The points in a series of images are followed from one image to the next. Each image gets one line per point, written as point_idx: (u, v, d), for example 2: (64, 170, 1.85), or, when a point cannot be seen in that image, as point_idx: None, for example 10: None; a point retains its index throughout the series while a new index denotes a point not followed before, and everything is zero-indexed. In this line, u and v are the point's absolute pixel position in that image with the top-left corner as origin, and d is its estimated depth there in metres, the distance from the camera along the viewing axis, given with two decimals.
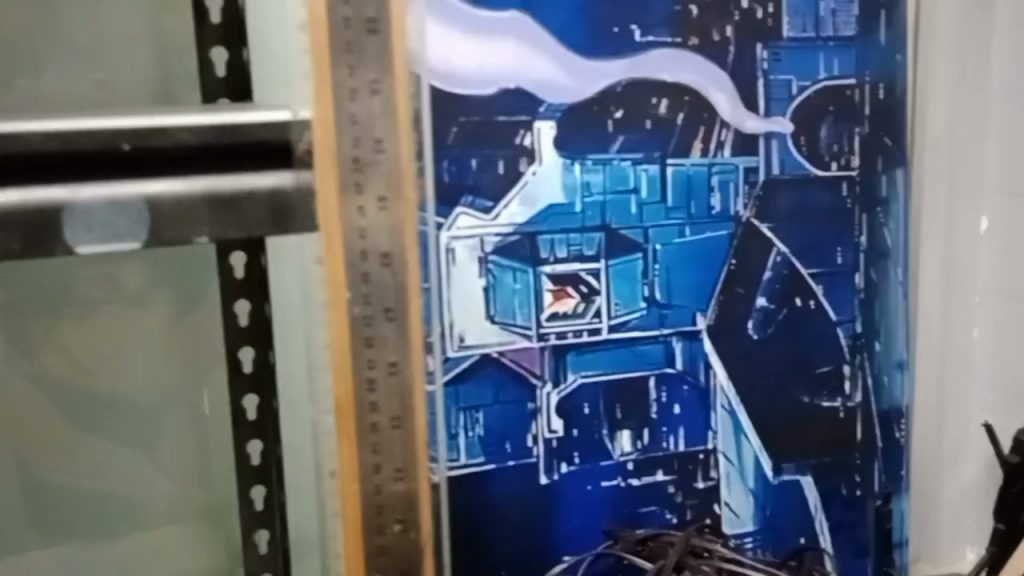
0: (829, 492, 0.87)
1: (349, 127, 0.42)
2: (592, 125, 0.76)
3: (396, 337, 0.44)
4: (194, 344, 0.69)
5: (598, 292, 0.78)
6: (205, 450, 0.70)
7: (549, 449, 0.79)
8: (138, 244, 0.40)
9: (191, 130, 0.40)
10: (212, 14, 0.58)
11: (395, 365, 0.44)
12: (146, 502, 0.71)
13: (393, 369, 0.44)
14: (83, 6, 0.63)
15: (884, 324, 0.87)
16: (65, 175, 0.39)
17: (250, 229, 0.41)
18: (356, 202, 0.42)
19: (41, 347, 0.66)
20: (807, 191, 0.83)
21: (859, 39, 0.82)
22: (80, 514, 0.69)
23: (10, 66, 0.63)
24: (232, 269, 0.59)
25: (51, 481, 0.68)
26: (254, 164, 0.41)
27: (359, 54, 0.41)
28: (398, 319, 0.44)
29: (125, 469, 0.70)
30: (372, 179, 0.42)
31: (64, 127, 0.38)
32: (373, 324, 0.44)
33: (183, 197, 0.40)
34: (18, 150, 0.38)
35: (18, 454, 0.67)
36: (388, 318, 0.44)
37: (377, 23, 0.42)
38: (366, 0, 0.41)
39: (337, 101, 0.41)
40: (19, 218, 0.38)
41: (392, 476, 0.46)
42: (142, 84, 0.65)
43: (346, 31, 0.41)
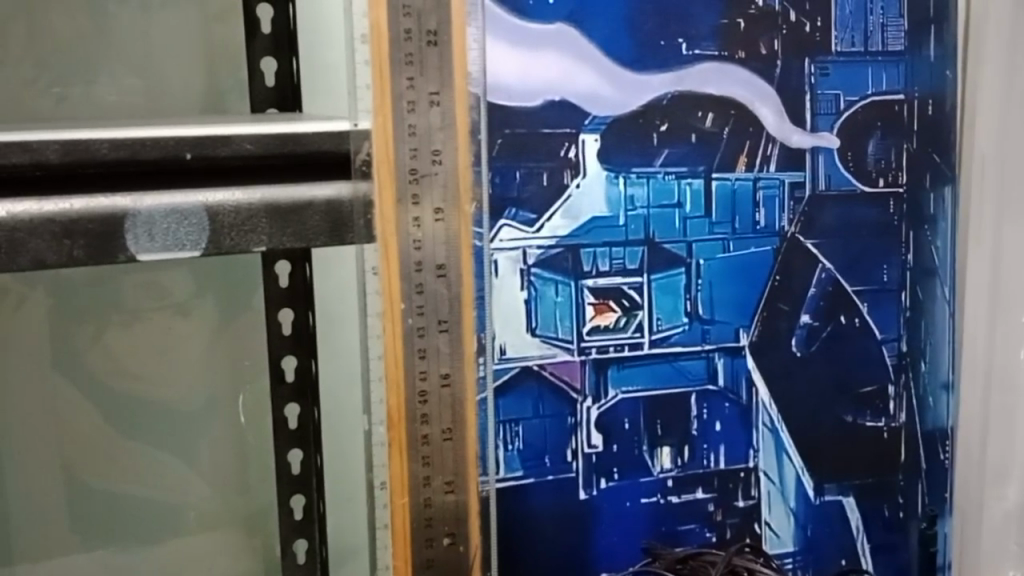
0: (871, 513, 0.86)
1: (408, 137, 0.60)
2: (636, 138, 0.75)
3: (447, 348, 0.63)
4: (234, 352, 0.81)
5: (640, 306, 0.77)
6: (241, 455, 0.83)
7: (588, 464, 0.78)
8: (198, 250, 0.51)
9: (250, 142, 0.51)
10: (263, 26, 0.74)
11: (445, 376, 0.63)
12: (180, 500, 0.82)
13: (443, 380, 0.63)
14: (136, 19, 0.75)
15: (930, 342, 0.85)
16: (133, 186, 0.50)
17: (309, 236, 0.53)
18: (412, 213, 0.61)
19: (90, 355, 0.78)
20: (853, 207, 0.82)
21: (908, 54, 0.81)
22: (120, 507, 0.81)
23: (68, 75, 0.74)
24: (278, 278, 0.73)
25: (93, 480, 0.80)
26: (304, 178, 0.53)
27: (417, 64, 0.60)
28: (448, 332, 0.63)
29: (161, 468, 0.81)
30: (425, 194, 0.61)
31: (129, 140, 0.49)
32: (426, 336, 0.63)
33: (242, 208, 0.52)
34: (86, 159, 0.48)
35: (63, 456, 0.79)
36: (441, 330, 0.63)
37: (435, 35, 0.61)
38: (426, 20, 0.60)
39: (399, 111, 0.60)
40: (90, 225, 0.49)
41: (441, 433, 0.64)
42: (189, 86, 0.77)
43: (407, 42, 0.60)
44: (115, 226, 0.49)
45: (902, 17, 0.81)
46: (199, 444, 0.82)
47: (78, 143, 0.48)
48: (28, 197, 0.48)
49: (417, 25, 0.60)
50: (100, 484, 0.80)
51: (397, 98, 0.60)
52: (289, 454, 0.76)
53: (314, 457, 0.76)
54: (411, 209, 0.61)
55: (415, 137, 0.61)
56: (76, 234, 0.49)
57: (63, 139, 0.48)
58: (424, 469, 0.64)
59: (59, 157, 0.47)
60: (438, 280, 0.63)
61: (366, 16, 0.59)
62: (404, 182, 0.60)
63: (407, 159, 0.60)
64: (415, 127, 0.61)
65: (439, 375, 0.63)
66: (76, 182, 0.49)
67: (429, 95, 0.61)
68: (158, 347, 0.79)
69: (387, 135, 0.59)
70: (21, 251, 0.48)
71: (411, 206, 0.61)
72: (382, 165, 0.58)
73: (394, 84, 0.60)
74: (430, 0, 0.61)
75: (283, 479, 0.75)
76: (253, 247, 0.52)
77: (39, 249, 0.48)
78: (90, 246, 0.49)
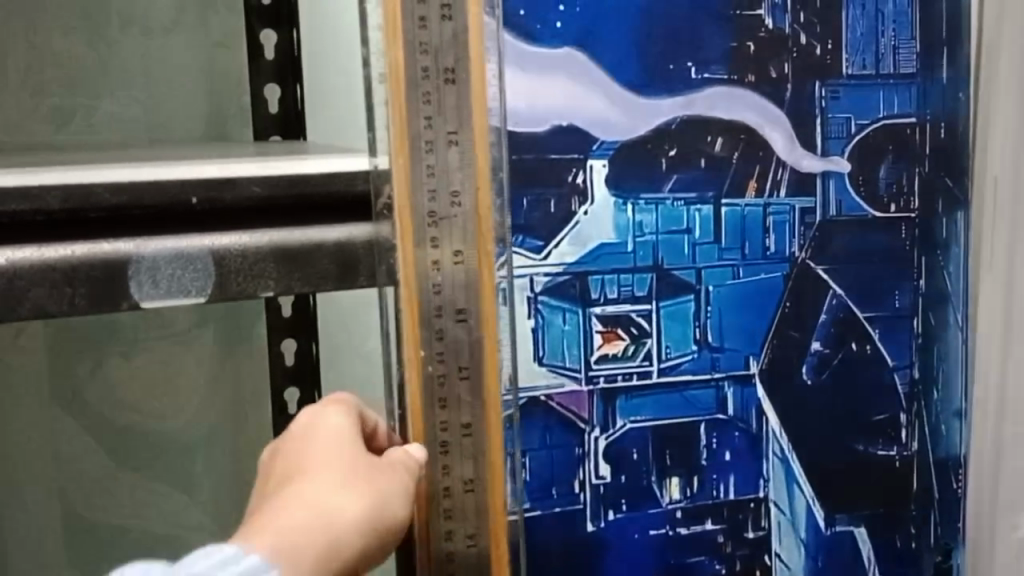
0: (883, 544, 0.84)
1: (428, 178, 0.55)
2: (645, 163, 0.74)
3: (470, 396, 0.56)
4: (237, 382, 0.81)
5: (649, 334, 0.76)
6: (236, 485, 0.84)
7: (595, 496, 0.76)
8: (204, 296, 0.51)
9: (260, 185, 0.51)
10: (267, 53, 0.80)
11: (468, 425, 0.57)
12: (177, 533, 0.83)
13: (467, 428, 0.57)
14: (137, 43, 0.79)
15: (943, 370, 0.84)
16: (136, 228, 0.50)
17: (317, 281, 0.53)
18: (433, 255, 0.56)
19: (88, 385, 0.80)
20: (864, 233, 0.80)
21: (920, 76, 0.80)
22: (116, 539, 0.82)
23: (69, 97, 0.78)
24: (281, 308, 0.78)
25: (89, 510, 0.81)
26: (318, 219, 0.54)
27: (436, 103, 0.54)
28: (470, 377, 0.57)
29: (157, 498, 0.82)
30: (447, 236, 0.56)
31: (133, 183, 0.49)
32: (448, 384, 0.56)
33: (248, 252, 0.52)
34: (93, 203, 0.48)
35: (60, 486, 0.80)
36: (462, 376, 0.57)
37: (454, 73, 0.54)
38: (445, 54, 0.54)
39: (418, 152, 0.54)
40: (91, 272, 0.49)
41: (462, 487, 0.57)
42: (191, 112, 0.81)
43: (427, 80, 0.54)
44: (117, 271, 0.50)
45: (914, 40, 0.80)
46: (196, 471, 0.83)
47: (80, 189, 0.48)
48: (29, 243, 0.48)
49: (435, 62, 0.54)
50: (96, 514, 0.81)
51: (414, 137, 0.54)
52: None
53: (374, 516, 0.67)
54: (429, 252, 0.55)
55: (436, 176, 0.55)
56: (78, 281, 0.49)
57: (65, 190, 0.47)
58: (447, 523, 0.57)
59: (60, 203, 0.47)
60: (459, 325, 0.56)
61: (384, 54, 0.54)
62: (421, 223, 0.55)
63: (425, 202, 0.55)
64: (433, 168, 0.55)
65: (461, 425, 0.57)
66: (78, 227, 0.49)
67: (448, 133, 0.55)
68: (156, 378, 0.81)
69: (406, 176, 0.54)
70: (22, 301, 0.48)
71: (429, 249, 0.55)
72: (403, 208, 0.54)
73: (410, 124, 0.54)
74: (448, 33, 0.54)
75: None
76: (261, 292, 0.52)
77: (39, 299, 0.48)
78: (92, 295, 0.49)
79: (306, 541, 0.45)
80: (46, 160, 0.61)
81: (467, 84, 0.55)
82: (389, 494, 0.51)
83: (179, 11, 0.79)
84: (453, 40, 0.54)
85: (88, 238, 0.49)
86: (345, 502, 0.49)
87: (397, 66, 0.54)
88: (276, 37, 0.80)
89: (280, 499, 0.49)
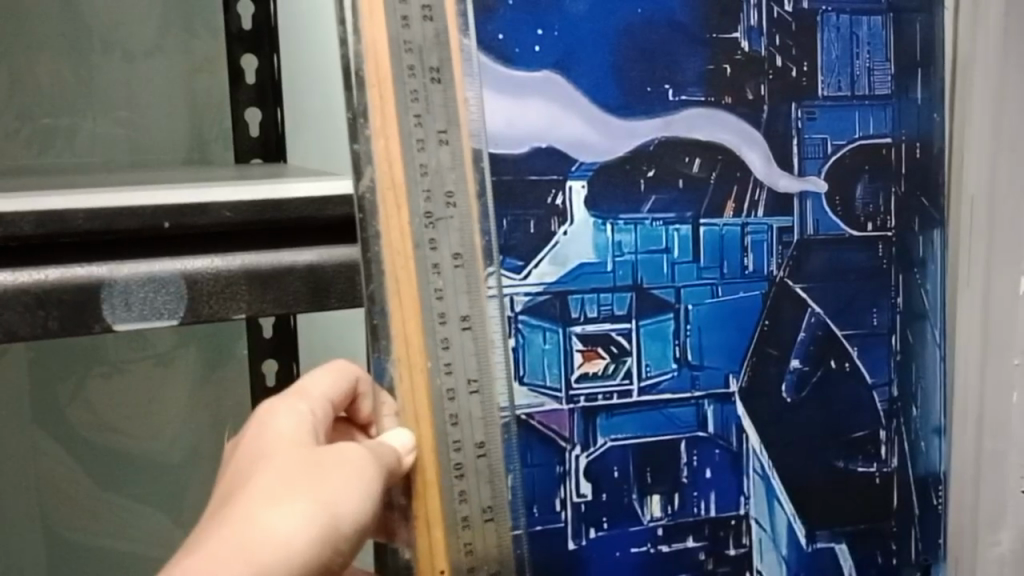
0: (866, 561, 0.84)
1: (421, 174, 0.68)
2: (624, 184, 0.75)
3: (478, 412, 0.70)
4: (219, 396, 0.91)
5: (629, 352, 0.76)
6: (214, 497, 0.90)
7: (577, 513, 0.75)
8: (175, 317, 0.57)
9: (231, 209, 0.58)
10: (248, 77, 0.88)
11: (480, 444, 0.70)
12: (154, 542, 0.90)
13: (478, 448, 0.70)
14: (123, 76, 0.87)
15: (921, 386, 0.85)
16: (113, 256, 0.56)
17: (292, 300, 0.60)
18: (432, 257, 0.68)
19: (70, 405, 0.87)
20: (842, 251, 0.81)
21: (894, 98, 0.82)
22: (95, 551, 0.89)
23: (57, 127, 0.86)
24: (262, 330, 0.87)
25: (70, 523, 0.88)
26: (288, 244, 0.60)
27: (422, 99, 0.68)
28: (479, 392, 0.70)
29: (135, 509, 0.89)
30: (446, 244, 0.68)
31: (107, 208, 0.55)
32: (457, 400, 0.69)
33: (221, 275, 0.58)
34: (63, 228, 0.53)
35: (43, 499, 0.87)
36: (472, 391, 0.70)
37: (438, 73, 0.68)
38: (429, 57, 0.68)
39: (409, 147, 0.67)
40: (64, 296, 0.55)
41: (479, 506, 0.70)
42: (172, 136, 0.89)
43: (412, 77, 0.67)
44: (92, 294, 0.56)
45: (889, 61, 0.81)
46: None
47: (52, 216, 0.53)
48: (16, 268, 0.54)
49: (419, 61, 0.68)
50: (75, 528, 0.88)
51: (405, 132, 0.67)
52: None
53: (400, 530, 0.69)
54: (428, 253, 0.68)
55: (428, 175, 0.68)
56: (50, 305, 0.55)
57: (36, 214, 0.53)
58: (466, 556, 0.70)
59: (33, 227, 0.53)
60: (465, 332, 0.69)
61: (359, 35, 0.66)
62: (420, 224, 0.67)
63: (420, 200, 0.68)
64: (425, 166, 0.68)
65: (474, 444, 0.70)
66: (62, 254, 0.55)
67: (437, 132, 0.68)
68: (134, 398, 0.88)
69: (397, 174, 0.67)
70: None
71: (429, 250, 0.68)
72: (394, 204, 0.67)
73: (403, 121, 0.67)
74: (430, 37, 0.68)
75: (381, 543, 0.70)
76: (234, 314, 0.59)
77: (12, 321, 0.54)
78: (64, 316, 0.55)
79: (230, 569, 0.52)
80: (19, 186, 0.61)
81: (448, 82, 0.69)
82: (342, 495, 0.59)
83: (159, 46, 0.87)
84: (433, 40, 0.68)
85: (71, 265, 0.55)
86: (292, 524, 0.56)
87: (378, 58, 0.66)
88: (256, 61, 0.87)
89: (219, 528, 0.55)
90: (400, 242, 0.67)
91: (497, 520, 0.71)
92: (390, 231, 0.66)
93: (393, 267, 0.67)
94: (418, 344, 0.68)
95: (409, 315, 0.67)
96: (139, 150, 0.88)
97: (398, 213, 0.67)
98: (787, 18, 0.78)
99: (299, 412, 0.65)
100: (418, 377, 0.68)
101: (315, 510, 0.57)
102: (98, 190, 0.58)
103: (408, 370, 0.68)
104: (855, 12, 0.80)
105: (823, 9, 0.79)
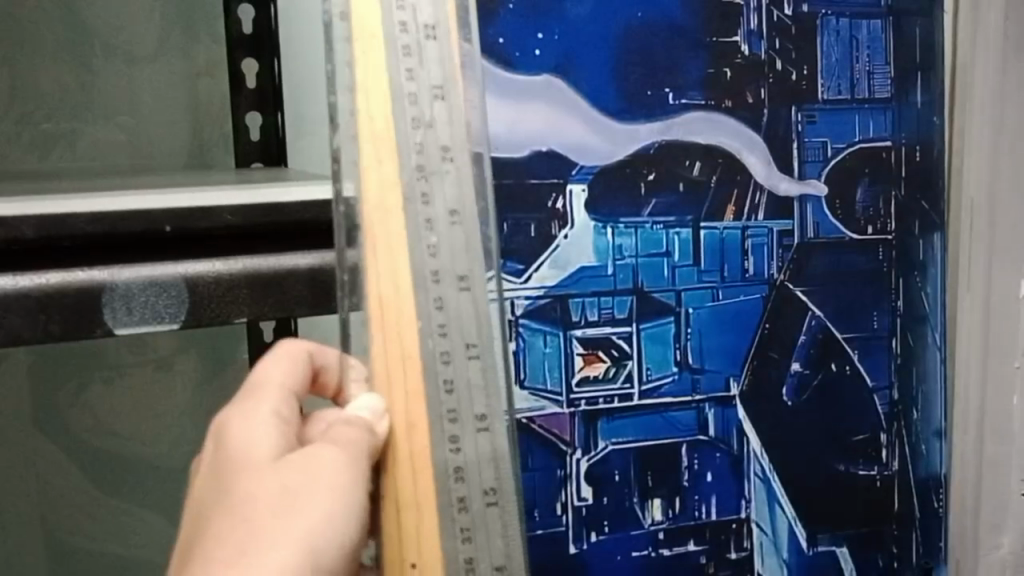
0: (866, 564, 0.84)
1: (412, 124, 0.58)
2: (624, 188, 0.75)
3: (478, 377, 0.59)
4: (220, 400, 0.90)
5: (630, 356, 0.76)
6: None
7: (578, 517, 0.75)
8: (177, 321, 0.54)
9: (235, 213, 0.55)
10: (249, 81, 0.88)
11: (482, 419, 0.59)
12: (154, 547, 0.90)
13: (481, 423, 0.59)
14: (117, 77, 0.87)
15: (922, 389, 0.85)
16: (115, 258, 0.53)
17: (292, 304, 0.57)
18: (422, 210, 0.57)
19: (69, 408, 0.87)
20: (842, 254, 0.81)
21: (894, 101, 0.82)
22: (94, 554, 0.88)
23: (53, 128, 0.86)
24: (262, 333, 0.88)
25: (69, 527, 0.88)
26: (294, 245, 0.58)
27: (414, 54, 0.58)
28: (479, 354, 0.59)
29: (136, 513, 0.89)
30: (438, 194, 0.58)
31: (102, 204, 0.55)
32: (453, 362, 0.58)
33: (223, 278, 0.55)
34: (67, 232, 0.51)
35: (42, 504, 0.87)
36: (469, 352, 0.58)
37: (433, 28, 0.59)
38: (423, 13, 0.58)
39: (400, 102, 0.57)
40: (65, 299, 0.52)
41: (482, 493, 0.59)
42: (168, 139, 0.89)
43: (405, 34, 0.58)
44: (91, 299, 0.52)
45: (888, 65, 0.81)
46: None
47: (56, 219, 0.50)
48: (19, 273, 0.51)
49: (412, 17, 0.58)
50: (74, 532, 0.88)
51: (396, 88, 0.57)
52: None
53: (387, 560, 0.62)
54: (419, 208, 0.57)
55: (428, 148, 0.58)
56: (53, 309, 0.52)
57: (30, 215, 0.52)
58: (469, 551, 0.58)
59: (34, 231, 0.50)
60: (460, 291, 0.58)
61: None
62: (410, 176, 0.57)
63: (411, 154, 0.57)
64: (418, 118, 0.58)
65: (476, 418, 0.58)
66: (63, 256, 0.52)
67: (432, 85, 0.59)
68: (133, 402, 0.88)
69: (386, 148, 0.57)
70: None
71: (421, 205, 0.57)
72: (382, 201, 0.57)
73: (393, 78, 0.57)
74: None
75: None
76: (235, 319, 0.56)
77: (15, 325, 0.51)
78: (66, 320, 0.52)
79: None
80: (21, 189, 0.61)
81: (444, 39, 0.59)
82: (320, 522, 0.50)
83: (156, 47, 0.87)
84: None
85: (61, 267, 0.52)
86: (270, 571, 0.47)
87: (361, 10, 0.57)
88: (258, 66, 0.88)
89: None
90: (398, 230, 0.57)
91: (504, 508, 0.60)
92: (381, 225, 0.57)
93: (371, 220, 0.56)
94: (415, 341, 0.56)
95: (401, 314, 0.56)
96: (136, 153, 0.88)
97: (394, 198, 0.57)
98: (786, 21, 0.78)
99: (261, 415, 0.55)
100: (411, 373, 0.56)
101: (288, 552, 0.48)
102: (89, 194, 0.55)
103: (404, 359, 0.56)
104: (855, 16, 0.80)
105: (823, 13, 0.79)
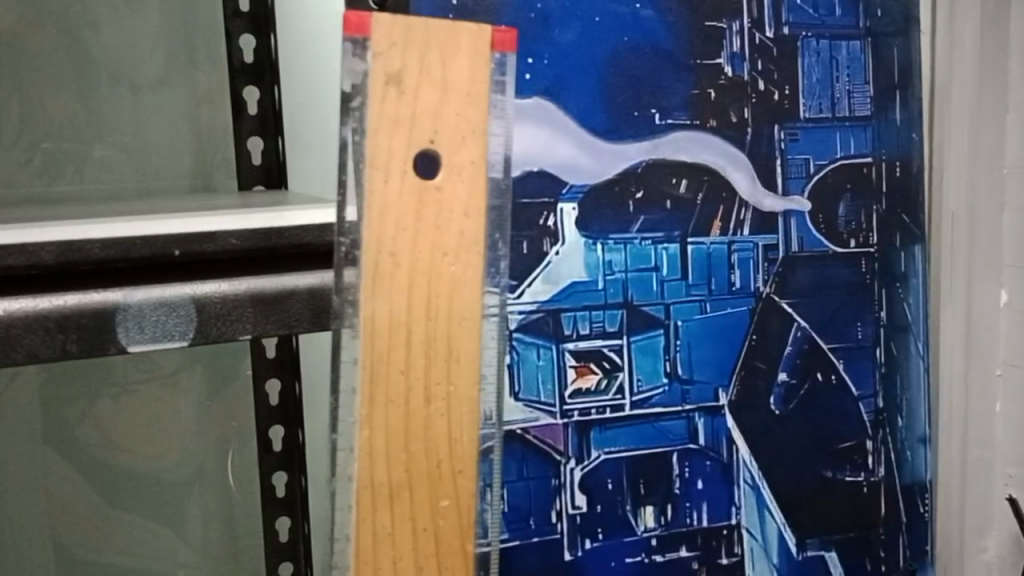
0: (854, 568, 0.87)
1: (436, 68, 0.41)
2: (613, 206, 0.76)
3: (443, 343, 0.43)
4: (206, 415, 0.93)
5: (621, 368, 0.78)
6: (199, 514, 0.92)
7: (572, 525, 0.77)
8: (187, 340, 0.42)
9: (238, 236, 0.42)
10: (246, 54, 0.72)
11: (446, 386, 0.43)
12: None
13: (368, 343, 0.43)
14: None
15: (905, 398, 0.88)
16: (153, 277, 0.41)
17: (290, 326, 0.43)
18: (435, 152, 0.42)
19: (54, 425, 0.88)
20: (825, 267, 0.84)
21: (874, 118, 0.85)
22: None
23: None
24: (268, 396, 0.74)
25: None
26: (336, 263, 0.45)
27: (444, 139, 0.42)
28: (410, 341, 0.42)
29: None
30: (407, 97, 0.41)
31: (117, 208, 0.58)
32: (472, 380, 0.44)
33: (228, 298, 0.42)
34: (127, 260, 0.40)
35: None
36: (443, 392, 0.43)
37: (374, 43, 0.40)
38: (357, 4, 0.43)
39: (434, 75, 0.41)
40: (83, 319, 0.40)
41: (434, 471, 0.43)
42: (145, 139, 0.75)
43: (391, 50, 0.41)
44: (106, 322, 0.40)
45: (867, 84, 0.85)
46: (185, 511, 0.80)
47: (72, 243, 0.39)
48: (25, 293, 0.39)
49: (420, 70, 0.41)
50: None
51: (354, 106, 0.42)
52: (276, 522, 0.74)
53: (304, 528, 0.74)
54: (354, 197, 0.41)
55: None
56: (72, 328, 0.39)
57: None
58: (443, 504, 0.43)
59: (54, 258, 0.39)
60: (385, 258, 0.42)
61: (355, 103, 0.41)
62: (427, 108, 0.41)
63: (423, 131, 0.41)
64: (392, 80, 0.41)
65: (395, 363, 0.42)
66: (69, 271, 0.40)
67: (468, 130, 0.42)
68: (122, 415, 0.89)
69: (441, 111, 0.42)
70: (15, 348, 0.39)
71: (434, 208, 0.42)
72: (387, 169, 0.41)
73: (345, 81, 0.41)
74: (398, 32, 0.40)
75: (272, 547, 0.74)
76: (239, 338, 0.42)
77: (34, 345, 0.39)
78: (87, 341, 0.40)
79: None
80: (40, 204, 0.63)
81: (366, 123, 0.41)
82: None
83: (127, 34, 0.74)
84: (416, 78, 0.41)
85: (97, 291, 0.40)
86: None
87: (409, 37, 0.41)
88: (259, 95, 0.73)
89: None
90: (463, 231, 0.42)
91: (405, 488, 0.43)
92: (367, 222, 0.41)
93: (388, 127, 0.41)
94: (476, 336, 0.43)
95: (459, 288, 0.43)
96: (144, 168, 0.76)
97: (436, 204, 0.42)
98: (768, 43, 0.81)
99: None
100: (466, 347, 0.43)
101: None
102: (73, 222, 0.45)
103: (411, 418, 0.43)
104: (835, 38, 0.83)
105: (804, 34, 0.82)
